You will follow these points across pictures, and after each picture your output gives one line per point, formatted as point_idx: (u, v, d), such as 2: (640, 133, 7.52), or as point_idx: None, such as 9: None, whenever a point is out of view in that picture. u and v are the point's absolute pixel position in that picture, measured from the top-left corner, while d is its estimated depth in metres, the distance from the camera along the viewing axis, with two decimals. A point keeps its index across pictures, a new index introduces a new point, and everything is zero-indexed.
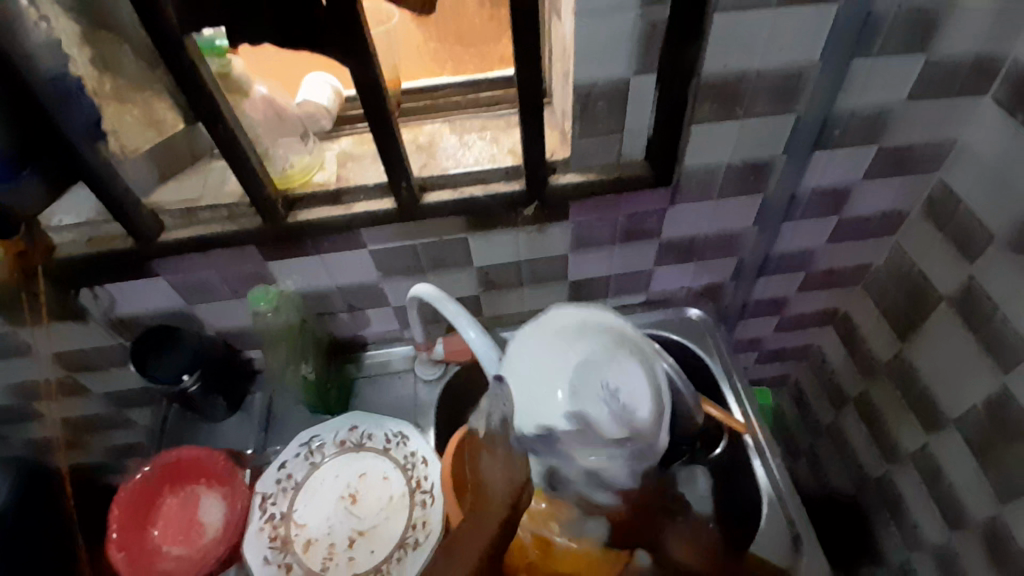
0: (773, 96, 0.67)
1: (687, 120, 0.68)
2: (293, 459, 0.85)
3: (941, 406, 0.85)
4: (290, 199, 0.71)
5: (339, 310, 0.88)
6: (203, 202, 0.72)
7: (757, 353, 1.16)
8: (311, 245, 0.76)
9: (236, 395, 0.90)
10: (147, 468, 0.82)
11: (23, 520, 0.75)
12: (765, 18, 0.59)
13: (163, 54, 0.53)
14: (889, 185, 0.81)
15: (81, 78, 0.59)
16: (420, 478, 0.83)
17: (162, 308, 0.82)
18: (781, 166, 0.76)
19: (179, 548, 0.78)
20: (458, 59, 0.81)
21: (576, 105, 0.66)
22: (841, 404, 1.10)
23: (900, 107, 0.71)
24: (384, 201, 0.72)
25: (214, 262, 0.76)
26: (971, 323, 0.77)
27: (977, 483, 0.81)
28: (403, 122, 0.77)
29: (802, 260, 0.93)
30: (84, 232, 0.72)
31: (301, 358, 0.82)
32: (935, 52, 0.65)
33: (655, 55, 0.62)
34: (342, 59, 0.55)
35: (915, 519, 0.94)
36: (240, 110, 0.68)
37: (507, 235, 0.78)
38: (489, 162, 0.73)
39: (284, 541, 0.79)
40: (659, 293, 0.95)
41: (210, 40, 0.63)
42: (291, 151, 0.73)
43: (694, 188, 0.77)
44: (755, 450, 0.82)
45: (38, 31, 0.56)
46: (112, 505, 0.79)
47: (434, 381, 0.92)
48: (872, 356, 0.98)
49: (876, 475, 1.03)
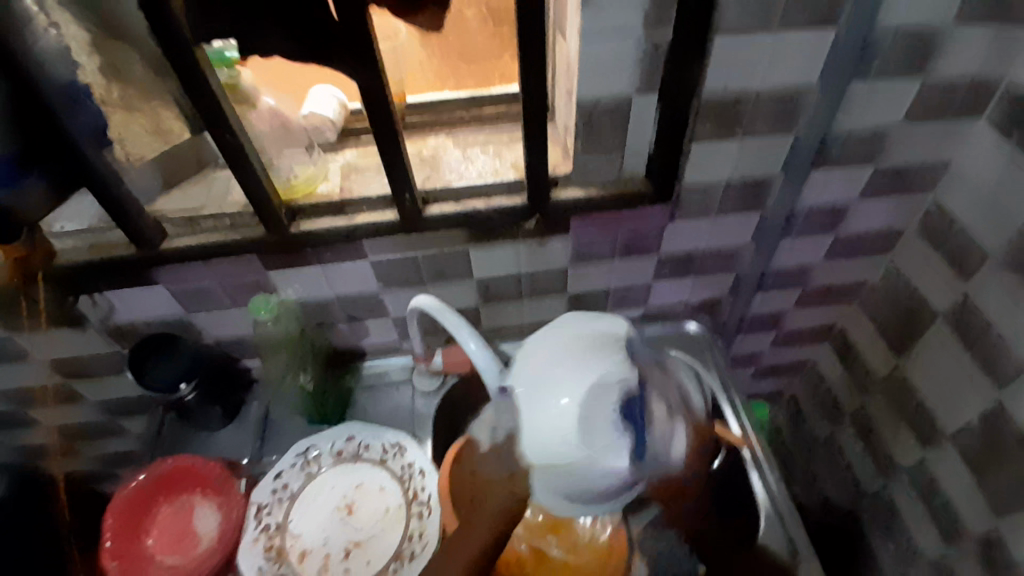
0: (773, 115, 0.68)
1: (687, 138, 0.69)
2: (289, 469, 0.85)
3: (936, 422, 0.86)
4: (294, 209, 0.72)
5: (338, 320, 0.88)
6: (206, 211, 0.72)
7: (753, 368, 1.17)
8: (313, 254, 0.76)
9: (233, 404, 0.90)
10: (141, 477, 0.82)
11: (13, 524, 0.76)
12: (766, 40, 0.61)
13: (174, 63, 0.54)
14: (885, 204, 0.82)
15: (88, 86, 0.60)
16: (417, 489, 0.83)
17: (161, 315, 0.82)
18: (779, 183, 0.77)
19: (174, 558, 0.78)
20: (460, 73, 0.82)
21: (579, 121, 0.67)
22: (837, 419, 1.10)
23: (896, 128, 0.72)
24: (386, 213, 0.72)
25: (215, 271, 0.76)
26: (967, 339, 0.78)
27: (974, 498, 0.81)
28: (407, 135, 0.78)
29: (799, 276, 0.94)
30: (87, 239, 0.73)
31: (301, 368, 0.83)
32: (931, 74, 0.66)
33: (658, 74, 0.63)
34: (351, 71, 0.56)
35: (911, 534, 0.94)
36: (246, 119, 0.69)
37: (508, 248, 0.79)
38: (491, 175, 0.73)
39: (279, 552, 0.79)
40: (657, 308, 0.96)
41: (220, 52, 0.63)
42: (295, 162, 0.73)
43: (694, 204, 0.78)
44: (752, 464, 0.82)
45: (46, 39, 0.56)
46: (106, 514, 0.79)
47: (431, 392, 0.92)
48: (868, 372, 0.99)
49: (873, 490, 1.03)
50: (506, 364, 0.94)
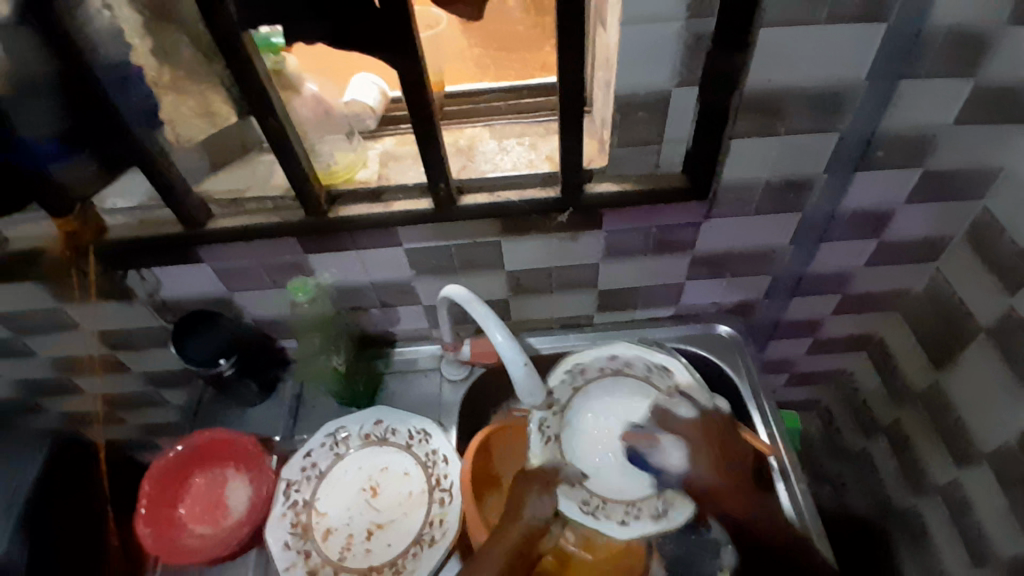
0: (815, 113, 0.66)
1: (725, 133, 0.68)
2: (317, 448, 0.87)
3: (974, 440, 0.82)
4: (332, 195, 0.74)
5: (371, 304, 0.90)
6: (250, 193, 0.75)
7: (786, 375, 1.14)
8: (347, 240, 0.78)
9: (268, 381, 0.93)
10: (180, 446, 0.85)
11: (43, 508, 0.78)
12: (810, 35, 0.59)
13: (220, 48, 0.56)
14: (932, 210, 0.79)
15: (141, 67, 0.61)
16: (440, 476, 0.85)
17: (203, 293, 0.85)
18: (820, 184, 0.75)
19: (205, 526, 0.81)
20: (499, 63, 0.82)
21: (615, 114, 0.66)
22: (871, 432, 1.07)
23: (946, 130, 0.69)
24: (420, 200, 0.73)
25: (256, 251, 0.79)
26: (1009, 355, 0.75)
27: (1007, 521, 0.78)
28: (446, 126, 0.79)
29: (836, 282, 0.92)
30: (136, 215, 0.76)
31: (333, 350, 0.85)
32: (985, 75, 0.64)
33: (696, 68, 0.62)
34: (388, 61, 0.57)
35: (940, 554, 0.91)
36: (290, 105, 0.71)
37: (540, 240, 0.79)
38: (525, 167, 0.74)
39: (305, 528, 0.81)
40: (689, 308, 0.95)
41: (265, 38, 0.66)
42: (335, 148, 0.76)
43: (730, 203, 0.76)
44: (780, 474, 0.81)
45: (100, 19, 0.58)
46: (144, 480, 0.82)
47: (459, 381, 0.93)
48: (906, 385, 0.96)
49: (902, 506, 1.00)
50: (533, 357, 0.94)
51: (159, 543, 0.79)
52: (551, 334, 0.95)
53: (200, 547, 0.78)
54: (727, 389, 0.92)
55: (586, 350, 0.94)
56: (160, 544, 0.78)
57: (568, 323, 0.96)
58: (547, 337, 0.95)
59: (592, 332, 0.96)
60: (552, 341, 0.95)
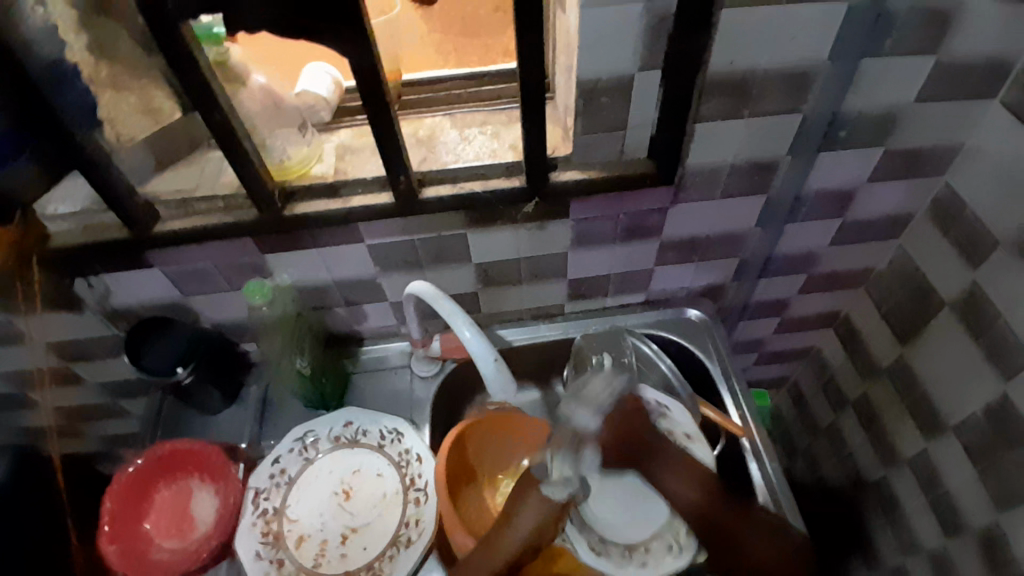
0: (778, 95, 0.66)
1: (690, 118, 0.67)
2: (286, 454, 0.84)
3: (941, 413, 0.84)
4: (287, 191, 0.71)
5: (335, 303, 0.87)
6: (199, 193, 0.71)
7: (756, 355, 1.15)
8: (308, 239, 0.75)
9: (231, 388, 0.89)
10: (140, 460, 0.81)
11: (6, 516, 0.74)
12: (772, 15, 0.58)
13: (157, 40, 0.52)
14: (896, 187, 0.80)
15: (77, 63, 0.59)
16: (414, 476, 0.83)
17: (157, 299, 0.81)
18: (785, 166, 0.75)
19: (171, 540, 0.78)
20: (460, 49, 0.80)
21: (579, 100, 0.65)
22: (840, 407, 1.09)
23: (909, 108, 0.70)
24: (380, 194, 0.71)
25: (210, 253, 0.75)
26: (972, 328, 0.77)
27: (975, 490, 0.80)
28: (405, 115, 0.76)
29: (804, 262, 0.92)
30: (80, 221, 0.72)
31: (297, 352, 0.82)
32: (945, 53, 0.64)
33: (660, 51, 0.61)
34: (343, 53, 0.54)
35: (911, 525, 0.93)
36: (237, 99, 0.67)
37: (506, 231, 0.77)
38: (489, 157, 0.72)
39: (277, 537, 0.79)
40: (659, 293, 0.94)
41: (206, 27, 0.63)
42: (289, 143, 0.72)
43: (698, 186, 0.75)
44: (752, 454, 0.81)
45: (34, 16, 0.55)
46: (105, 497, 0.79)
47: (429, 377, 0.92)
48: (874, 360, 0.97)
49: (872, 479, 1.02)
50: (504, 350, 0.93)
51: (126, 562, 0.75)
52: (522, 325, 0.94)
53: (170, 561, 0.75)
54: (699, 374, 0.92)
55: (558, 340, 0.93)
56: (125, 563, 0.75)
57: (539, 314, 0.95)
58: (518, 328, 0.94)
59: (564, 322, 0.94)
60: (524, 332, 0.94)
